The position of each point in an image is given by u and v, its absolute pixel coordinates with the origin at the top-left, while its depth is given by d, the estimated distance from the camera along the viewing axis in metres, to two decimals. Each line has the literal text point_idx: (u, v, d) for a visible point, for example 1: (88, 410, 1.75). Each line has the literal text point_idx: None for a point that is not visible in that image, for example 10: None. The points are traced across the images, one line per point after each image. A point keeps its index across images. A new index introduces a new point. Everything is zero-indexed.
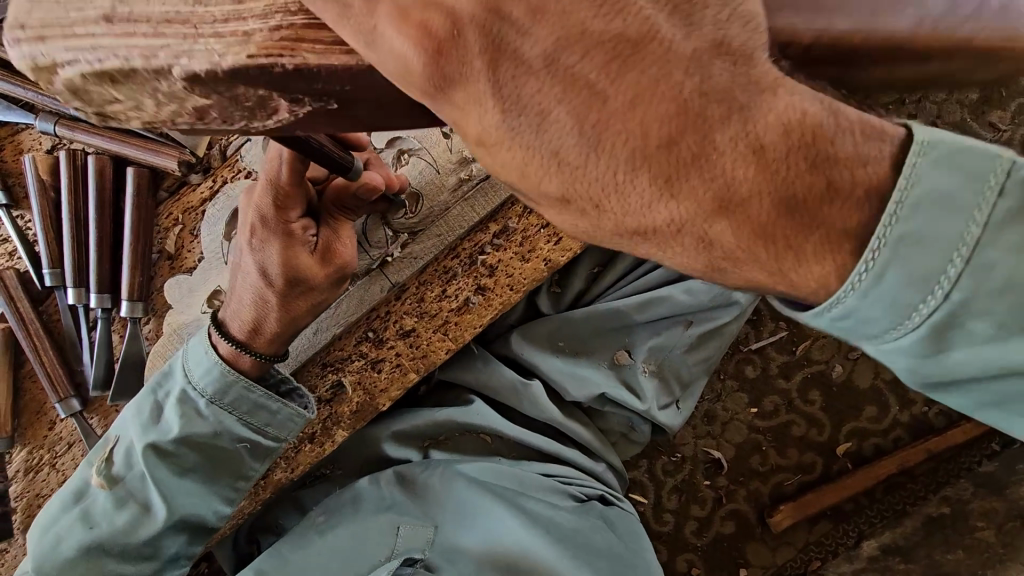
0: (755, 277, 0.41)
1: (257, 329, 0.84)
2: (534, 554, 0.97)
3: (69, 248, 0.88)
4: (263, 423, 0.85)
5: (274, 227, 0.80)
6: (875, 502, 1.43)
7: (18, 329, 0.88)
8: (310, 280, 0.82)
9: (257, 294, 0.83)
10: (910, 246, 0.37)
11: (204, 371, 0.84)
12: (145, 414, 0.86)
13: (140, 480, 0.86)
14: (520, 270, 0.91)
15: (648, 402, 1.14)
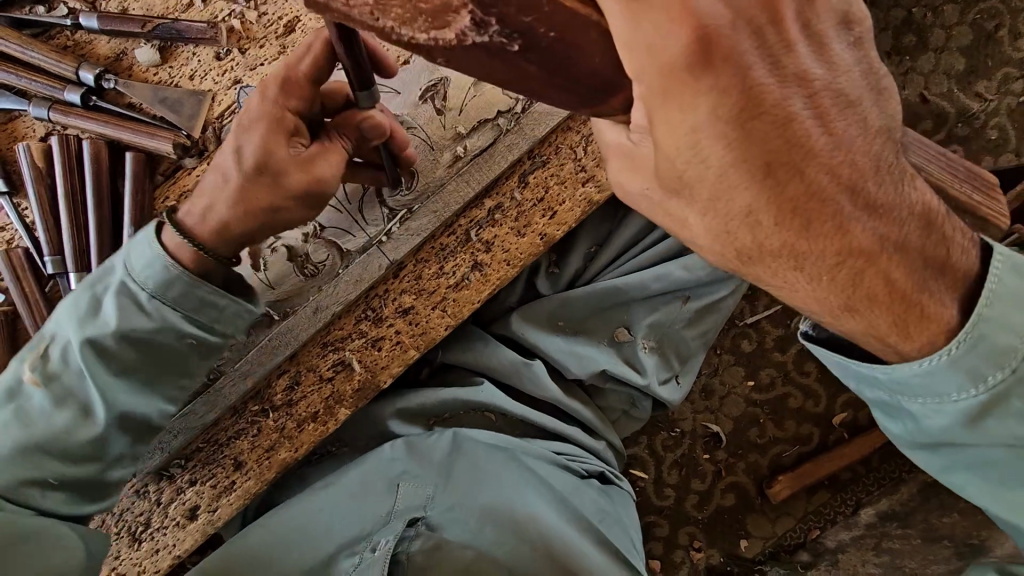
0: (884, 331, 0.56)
1: (208, 213, 0.80)
2: (540, 515, 1.00)
3: (68, 232, 0.88)
4: (211, 319, 0.82)
5: (266, 94, 0.78)
6: (871, 470, 1.46)
7: (22, 309, 0.89)
8: (281, 175, 0.77)
9: (223, 168, 0.79)
10: (976, 351, 0.54)
11: (146, 265, 0.79)
12: (81, 309, 0.81)
13: (77, 375, 0.80)
14: (516, 245, 0.93)
15: (649, 376, 1.16)
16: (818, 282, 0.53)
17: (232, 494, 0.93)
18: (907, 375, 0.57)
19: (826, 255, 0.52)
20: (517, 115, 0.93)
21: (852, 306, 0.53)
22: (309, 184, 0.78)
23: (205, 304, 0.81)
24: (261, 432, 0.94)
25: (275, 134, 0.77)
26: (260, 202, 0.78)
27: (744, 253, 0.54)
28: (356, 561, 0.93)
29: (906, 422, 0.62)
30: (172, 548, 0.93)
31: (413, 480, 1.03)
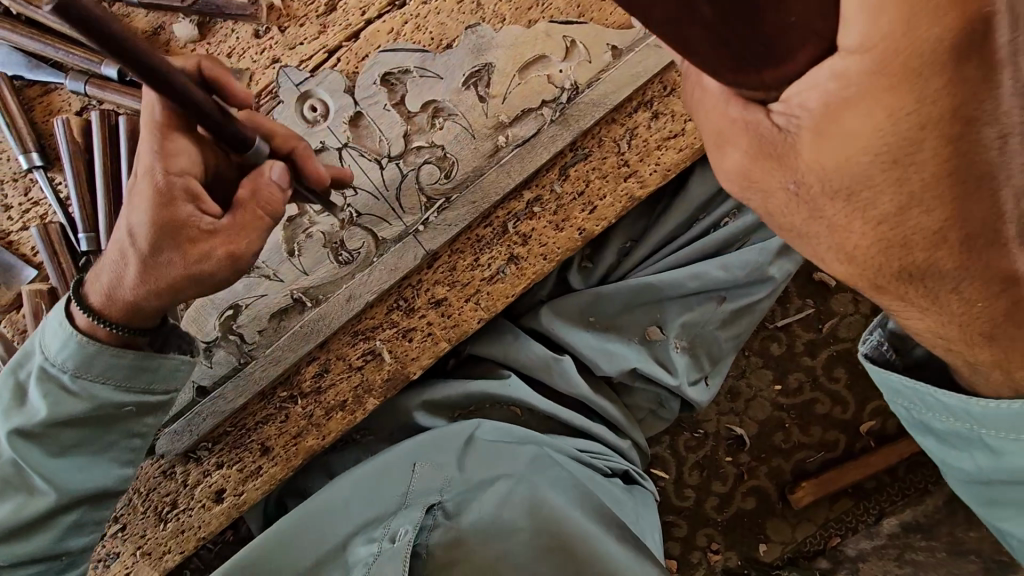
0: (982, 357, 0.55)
1: (114, 292, 0.76)
2: (548, 501, 0.96)
3: (103, 210, 0.87)
4: (146, 383, 0.80)
5: (147, 174, 0.71)
6: (896, 479, 1.41)
7: (59, 285, 0.88)
8: (185, 242, 0.72)
9: (121, 251, 0.75)
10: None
11: (60, 345, 0.77)
12: (4, 399, 0.79)
13: (11, 465, 0.79)
14: (554, 240, 0.91)
15: (679, 377, 1.14)
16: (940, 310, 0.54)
17: (258, 478, 0.93)
18: (1009, 412, 0.55)
19: (952, 283, 0.52)
20: (562, 105, 0.89)
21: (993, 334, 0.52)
22: (223, 247, 0.73)
23: (137, 370, 0.79)
24: (289, 418, 0.93)
25: (168, 205, 0.71)
26: (172, 282, 0.74)
27: (903, 269, 0.54)
28: (376, 548, 0.91)
29: (982, 459, 0.60)
30: (198, 531, 0.93)
31: (433, 464, 1.02)
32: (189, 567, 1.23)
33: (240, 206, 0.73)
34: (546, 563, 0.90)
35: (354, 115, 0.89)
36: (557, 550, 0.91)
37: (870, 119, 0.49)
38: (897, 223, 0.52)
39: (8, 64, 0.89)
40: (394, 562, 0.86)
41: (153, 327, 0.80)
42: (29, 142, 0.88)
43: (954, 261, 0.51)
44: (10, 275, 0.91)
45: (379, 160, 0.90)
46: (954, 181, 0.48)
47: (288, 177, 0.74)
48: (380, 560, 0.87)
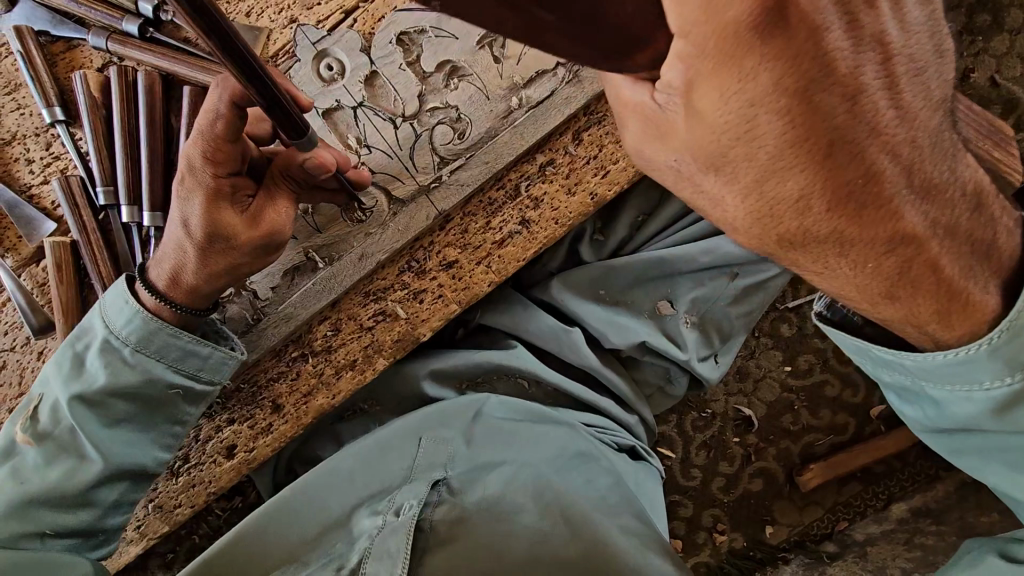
0: (887, 316, 0.57)
1: (177, 279, 0.83)
2: (555, 484, 0.95)
3: (121, 165, 0.89)
4: (194, 367, 0.85)
5: (195, 172, 0.77)
6: (907, 466, 1.40)
7: (80, 237, 0.91)
8: (234, 239, 0.79)
9: (178, 243, 0.81)
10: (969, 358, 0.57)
11: (125, 321, 0.82)
12: (64, 367, 0.83)
13: (68, 432, 0.82)
14: (566, 204, 0.91)
15: (688, 352, 1.13)
16: (862, 268, 0.54)
17: (268, 435, 0.94)
18: (940, 363, 0.57)
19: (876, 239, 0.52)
20: (577, 67, 0.90)
21: (894, 294, 0.55)
22: (261, 240, 0.81)
23: (188, 353, 0.84)
24: (300, 376, 0.94)
25: (218, 202, 0.78)
26: (217, 271, 0.81)
27: (785, 240, 0.55)
28: (379, 521, 0.90)
29: (932, 407, 0.63)
30: (207, 485, 0.94)
31: (436, 439, 1.01)
32: (199, 531, 1.24)
33: (274, 184, 0.82)
34: (552, 543, 0.89)
35: (370, 73, 0.90)
36: (565, 529, 0.91)
37: (785, 131, 0.49)
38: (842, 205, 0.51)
39: (33, 19, 0.91)
40: (396, 537, 0.85)
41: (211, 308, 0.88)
42: (53, 97, 0.91)
43: (847, 233, 0.52)
44: (30, 229, 0.93)
45: (394, 119, 0.91)
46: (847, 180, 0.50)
47: (331, 169, 0.79)
48: (384, 532, 0.87)
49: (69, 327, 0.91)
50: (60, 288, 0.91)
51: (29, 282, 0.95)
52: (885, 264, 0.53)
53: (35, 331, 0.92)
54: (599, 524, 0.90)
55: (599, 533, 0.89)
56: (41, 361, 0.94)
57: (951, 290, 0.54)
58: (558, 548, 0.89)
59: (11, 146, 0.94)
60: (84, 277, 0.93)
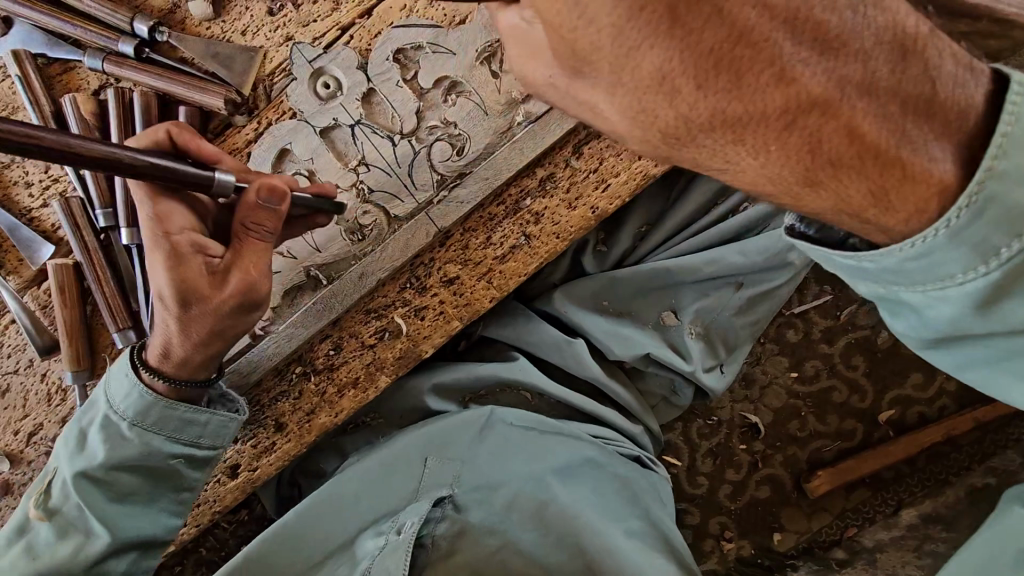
0: (821, 207, 0.52)
1: (167, 354, 0.83)
2: (554, 503, 0.95)
3: (120, 186, 0.89)
4: (191, 434, 0.84)
5: (153, 242, 0.77)
6: (916, 470, 1.39)
7: (84, 259, 0.91)
8: (206, 302, 0.78)
9: (163, 320, 0.81)
10: (992, 205, 0.46)
11: (125, 395, 0.83)
12: (69, 444, 0.84)
13: (76, 509, 0.82)
14: (567, 219, 0.90)
15: (693, 362, 1.12)
16: (768, 155, 0.51)
17: (271, 455, 0.93)
18: (900, 262, 0.50)
19: (926, 179, 0.47)
20: None
21: (815, 178, 0.50)
22: (237, 300, 0.79)
23: (186, 423, 0.83)
24: (302, 395, 0.94)
25: (179, 262, 0.77)
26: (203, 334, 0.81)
27: (669, 135, 0.53)
28: (382, 541, 0.90)
29: (909, 317, 0.54)
30: (212, 504, 0.94)
31: (442, 457, 1.01)
32: (205, 544, 1.24)
33: (237, 240, 0.78)
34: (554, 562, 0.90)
35: (367, 91, 0.90)
36: (570, 549, 0.91)
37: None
38: (831, 66, 0.48)
39: (29, 42, 0.90)
40: (396, 555, 0.85)
41: (207, 382, 0.86)
42: (50, 120, 0.90)
43: (868, 186, 0.49)
44: (30, 253, 0.93)
45: (392, 137, 0.90)
46: (907, 54, 0.49)
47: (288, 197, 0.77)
48: (385, 553, 0.86)
49: (74, 352, 0.92)
50: (60, 310, 0.91)
51: (34, 303, 0.95)
52: (793, 143, 0.50)
53: (42, 351, 0.93)
54: (604, 539, 0.91)
55: (600, 546, 0.90)
56: (45, 382, 0.96)
57: (887, 166, 0.48)
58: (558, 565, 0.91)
59: (10, 170, 0.94)
60: (85, 299, 0.94)
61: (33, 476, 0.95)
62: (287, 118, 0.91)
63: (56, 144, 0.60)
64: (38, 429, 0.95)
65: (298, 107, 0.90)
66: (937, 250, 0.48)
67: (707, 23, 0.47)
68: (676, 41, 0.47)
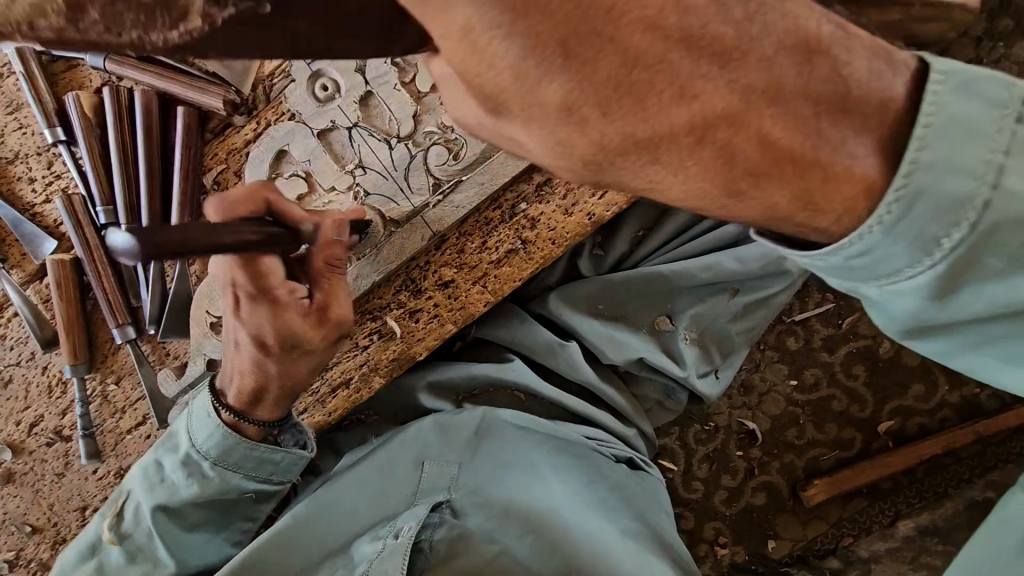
0: (774, 210, 0.45)
1: (259, 398, 0.87)
2: (551, 510, 0.95)
3: (121, 184, 0.91)
4: (269, 474, 0.90)
5: (258, 294, 0.79)
6: (915, 482, 1.38)
7: (83, 255, 0.92)
8: (306, 343, 0.83)
9: (254, 361, 0.84)
10: (920, 200, 0.43)
11: (207, 435, 0.87)
12: (148, 476, 0.88)
13: (148, 536, 0.88)
14: (563, 225, 0.89)
15: (688, 368, 1.12)
16: (691, 164, 0.43)
17: None
18: (878, 232, 0.45)
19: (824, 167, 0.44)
20: None
21: (738, 187, 0.44)
22: (331, 334, 0.83)
23: (263, 462, 0.88)
24: None
25: (282, 309, 0.80)
26: (296, 374, 0.86)
27: (590, 163, 0.44)
28: (379, 545, 0.90)
29: (878, 313, 0.52)
30: None
31: (440, 460, 1.02)
32: None
33: (326, 279, 0.81)
34: (552, 563, 0.90)
35: (365, 94, 0.90)
36: (565, 558, 0.90)
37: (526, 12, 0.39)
38: (734, 75, 0.41)
39: None
40: (394, 559, 0.85)
41: (281, 420, 0.89)
42: (53, 117, 0.91)
43: (791, 193, 0.44)
44: (33, 247, 0.94)
45: (388, 140, 0.90)
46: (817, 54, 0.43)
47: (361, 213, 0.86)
48: (381, 555, 0.87)
49: (74, 345, 0.93)
50: (61, 304, 0.92)
51: (37, 297, 0.97)
52: (729, 146, 0.43)
53: (42, 345, 0.95)
54: (599, 546, 0.90)
55: (596, 552, 0.90)
56: (46, 375, 0.97)
57: (843, 167, 0.43)
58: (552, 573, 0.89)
59: (14, 165, 0.95)
60: (85, 294, 0.95)
61: (35, 466, 0.97)
62: (286, 119, 0.91)
63: (202, 245, 0.62)
64: (39, 420, 0.97)
65: (296, 108, 0.90)
66: (875, 250, 0.45)
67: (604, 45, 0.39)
68: (569, 70, 0.40)
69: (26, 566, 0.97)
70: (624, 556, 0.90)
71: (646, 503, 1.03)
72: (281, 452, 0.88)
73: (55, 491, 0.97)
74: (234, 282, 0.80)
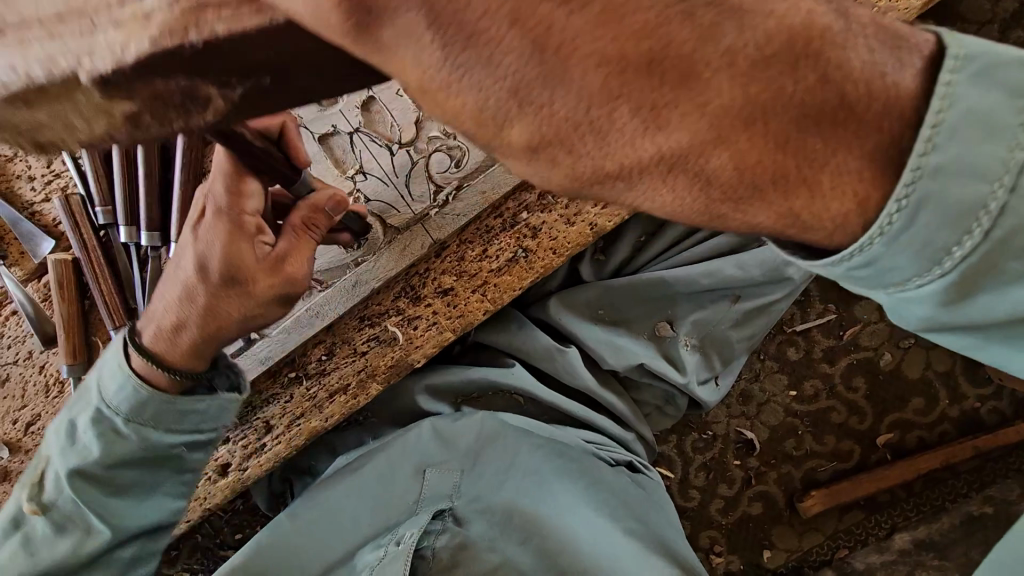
0: (763, 221, 0.38)
1: (181, 329, 0.80)
2: (557, 520, 0.95)
3: (119, 185, 0.90)
4: (194, 424, 0.84)
5: (220, 211, 0.76)
6: (912, 495, 1.38)
7: (81, 256, 0.91)
8: (252, 283, 0.77)
9: (186, 288, 0.79)
10: (940, 190, 0.35)
11: (117, 388, 0.81)
12: (62, 436, 0.83)
13: (69, 503, 0.83)
14: (565, 234, 0.89)
15: (688, 377, 1.12)
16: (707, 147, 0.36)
17: (263, 454, 0.94)
18: (909, 259, 0.38)
19: (884, 119, 0.36)
20: None
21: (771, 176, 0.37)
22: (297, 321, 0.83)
23: (185, 413, 0.83)
24: (294, 398, 0.94)
25: (238, 238, 0.76)
26: (224, 318, 0.79)
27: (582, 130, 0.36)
28: (381, 553, 0.90)
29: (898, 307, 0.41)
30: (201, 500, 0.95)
31: (440, 468, 1.01)
32: (200, 532, 1.26)
33: (295, 233, 0.78)
34: (556, 568, 0.92)
35: (367, 99, 0.89)
36: (570, 564, 0.92)
37: None
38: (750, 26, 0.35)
39: None
40: (396, 562, 0.86)
41: (209, 365, 0.85)
42: None
43: (844, 189, 0.37)
44: (31, 246, 0.94)
45: (390, 147, 0.90)
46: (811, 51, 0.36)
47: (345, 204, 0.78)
48: (383, 563, 0.87)
49: (73, 346, 0.93)
50: (60, 305, 0.92)
51: (36, 295, 0.96)
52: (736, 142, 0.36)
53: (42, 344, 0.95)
54: (605, 550, 0.91)
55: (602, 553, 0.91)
56: (43, 374, 0.97)
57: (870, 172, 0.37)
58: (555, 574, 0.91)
59: (12, 163, 0.95)
60: (85, 294, 0.95)
61: (30, 465, 0.97)
62: None
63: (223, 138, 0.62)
64: (35, 420, 0.97)
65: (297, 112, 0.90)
66: (882, 259, 0.38)
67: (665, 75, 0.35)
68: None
69: None
70: (628, 561, 0.89)
71: (652, 507, 1.02)
72: (204, 399, 0.83)
73: None
74: (207, 191, 0.78)
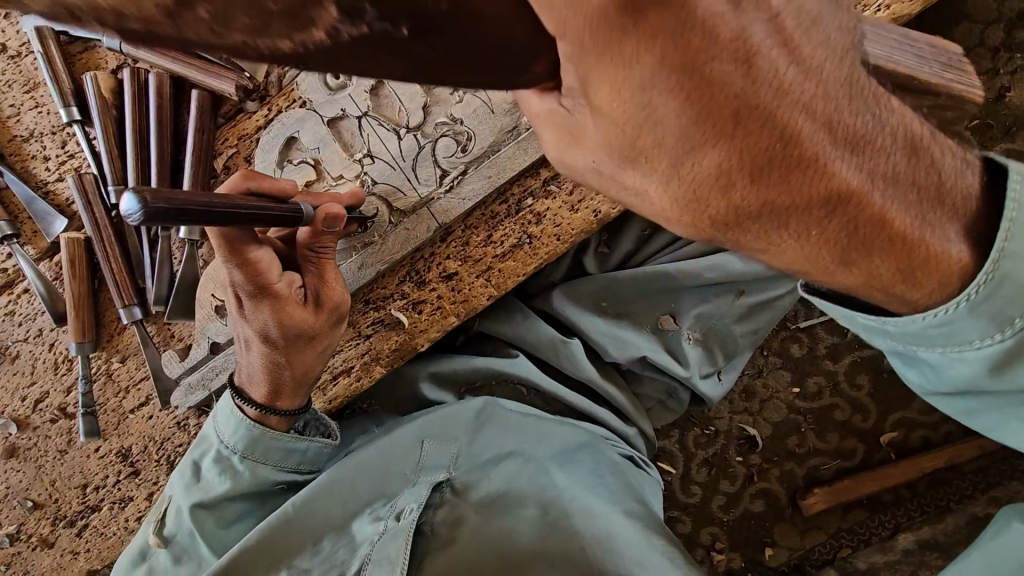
0: (880, 269, 0.50)
1: (278, 390, 0.89)
2: (557, 497, 0.95)
3: (132, 166, 0.92)
4: (295, 462, 0.93)
5: (256, 292, 0.83)
6: (916, 495, 1.36)
7: (93, 235, 0.93)
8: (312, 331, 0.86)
9: (264, 357, 0.88)
10: (1002, 289, 0.50)
11: (233, 430, 0.89)
12: (185, 478, 0.91)
13: (187, 536, 0.91)
14: (569, 220, 0.89)
15: (690, 369, 1.12)
16: (806, 237, 0.48)
17: None
18: (920, 327, 0.53)
19: (953, 205, 0.51)
20: None
21: (849, 258, 0.49)
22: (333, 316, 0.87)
23: (290, 452, 0.92)
24: None
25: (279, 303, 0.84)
26: (309, 363, 0.89)
27: (722, 222, 0.48)
28: (381, 527, 0.92)
29: (923, 371, 0.58)
30: None
31: (440, 442, 1.00)
32: None
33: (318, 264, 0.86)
34: (553, 550, 0.91)
35: (376, 83, 0.91)
36: (565, 543, 0.91)
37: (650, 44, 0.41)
38: (860, 161, 0.47)
39: (52, 20, 0.93)
40: (397, 542, 0.88)
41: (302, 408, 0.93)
42: (69, 96, 0.93)
43: (895, 266, 0.49)
44: (43, 225, 0.96)
45: (398, 130, 0.91)
46: (916, 151, 0.50)
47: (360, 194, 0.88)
48: (385, 539, 0.89)
49: (81, 325, 0.94)
50: (70, 283, 0.94)
51: (47, 274, 0.98)
52: (830, 227, 0.48)
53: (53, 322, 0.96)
54: (601, 529, 0.91)
55: (600, 534, 0.90)
56: (53, 352, 0.98)
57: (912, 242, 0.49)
58: (555, 554, 0.91)
59: (29, 143, 0.97)
60: (96, 272, 0.96)
61: (38, 442, 0.98)
62: (296, 106, 0.93)
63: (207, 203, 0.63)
64: (44, 397, 0.98)
65: (307, 96, 0.92)
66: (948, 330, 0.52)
67: (764, 125, 0.44)
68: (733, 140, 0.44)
69: (27, 540, 0.98)
70: (627, 549, 0.88)
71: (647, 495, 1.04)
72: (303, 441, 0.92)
73: (57, 468, 0.98)
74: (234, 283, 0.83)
